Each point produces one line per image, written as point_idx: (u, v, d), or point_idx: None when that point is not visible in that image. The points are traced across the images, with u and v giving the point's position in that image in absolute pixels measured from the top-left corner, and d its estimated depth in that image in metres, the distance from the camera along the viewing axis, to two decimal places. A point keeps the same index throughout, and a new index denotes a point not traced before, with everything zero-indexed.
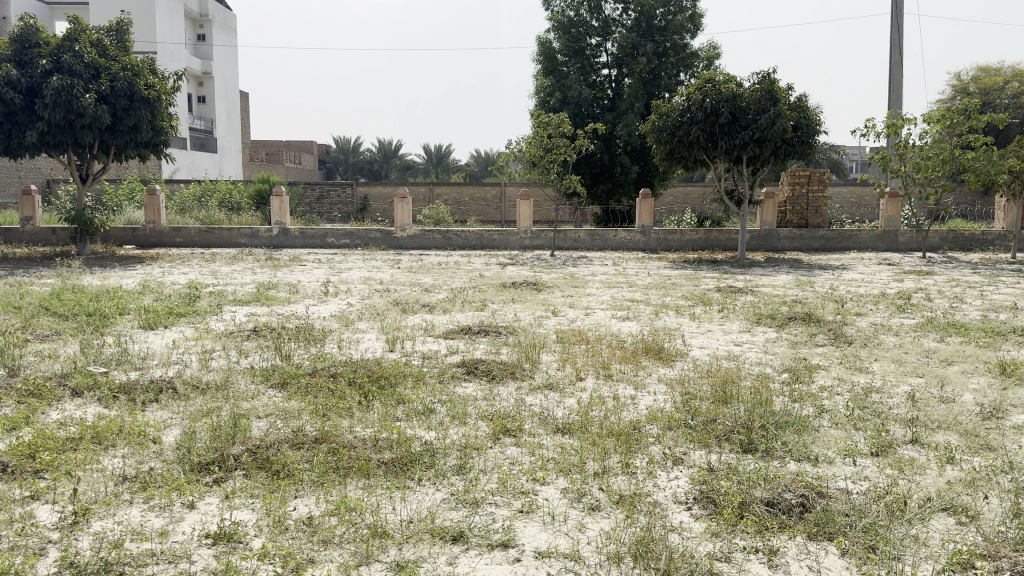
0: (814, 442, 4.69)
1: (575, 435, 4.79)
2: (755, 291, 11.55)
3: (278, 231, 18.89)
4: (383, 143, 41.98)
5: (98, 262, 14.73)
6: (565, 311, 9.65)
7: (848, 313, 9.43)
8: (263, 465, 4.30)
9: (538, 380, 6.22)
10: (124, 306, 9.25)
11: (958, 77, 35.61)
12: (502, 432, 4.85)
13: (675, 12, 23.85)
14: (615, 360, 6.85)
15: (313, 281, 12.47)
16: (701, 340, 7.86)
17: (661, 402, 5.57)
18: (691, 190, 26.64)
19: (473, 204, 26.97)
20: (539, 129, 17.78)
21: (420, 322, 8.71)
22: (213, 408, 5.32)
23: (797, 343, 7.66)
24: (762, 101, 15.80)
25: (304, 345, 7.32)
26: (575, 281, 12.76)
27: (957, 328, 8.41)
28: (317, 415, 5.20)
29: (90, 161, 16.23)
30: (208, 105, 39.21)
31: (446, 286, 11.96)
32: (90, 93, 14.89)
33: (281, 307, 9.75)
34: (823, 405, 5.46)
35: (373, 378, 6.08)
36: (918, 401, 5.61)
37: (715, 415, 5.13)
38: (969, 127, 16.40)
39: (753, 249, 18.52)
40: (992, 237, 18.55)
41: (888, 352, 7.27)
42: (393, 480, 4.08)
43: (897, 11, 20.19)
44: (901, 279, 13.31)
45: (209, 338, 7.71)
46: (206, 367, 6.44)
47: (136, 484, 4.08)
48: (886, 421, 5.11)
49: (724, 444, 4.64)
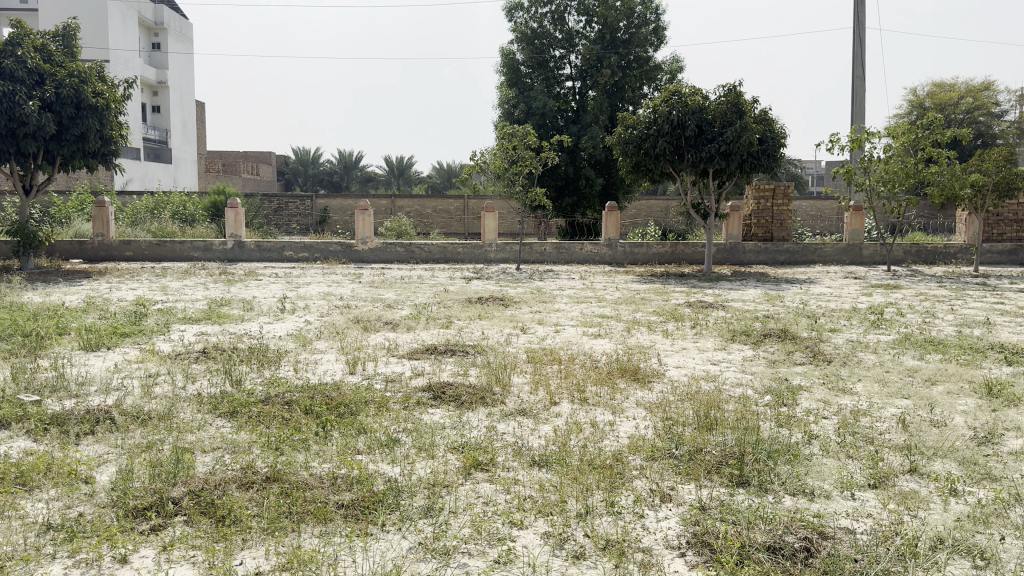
0: (808, 474, 4.38)
1: (552, 469, 4.40)
2: (726, 306, 11.33)
3: (234, 244, 18.26)
4: (343, 154, 41.38)
5: (42, 277, 14.02)
6: (535, 328, 9.28)
7: (824, 329, 9.21)
8: (207, 510, 3.85)
9: (510, 405, 5.82)
10: (64, 326, 8.68)
11: (914, 92, 36.26)
12: (473, 465, 4.45)
13: (638, 24, 23.77)
14: (590, 382, 6.48)
15: (269, 297, 11.97)
16: (676, 359, 7.54)
17: (642, 429, 5.22)
18: (655, 203, 26.52)
19: (436, 217, 26.56)
20: (503, 140, 17.42)
21: (383, 341, 8.26)
22: (154, 442, 4.85)
23: (775, 362, 7.39)
24: (728, 114, 15.69)
25: (258, 368, 6.84)
26: (542, 296, 12.42)
27: (936, 345, 8.22)
28: (270, 450, 4.76)
29: (34, 172, 15.47)
30: (163, 114, 38.28)
31: (409, 302, 11.54)
32: (33, 100, 14.21)
33: (234, 326, 9.25)
34: (812, 431, 5.15)
35: (331, 406, 5.62)
36: (909, 425, 5.34)
37: (702, 444, 4.79)
38: (932, 141, 16.53)
39: (719, 262, 18.35)
40: (954, 250, 18.64)
41: (870, 371, 7.03)
42: (353, 527, 3.67)
43: (859, 27, 20.32)
44: (870, 293, 13.23)
45: (154, 360, 7.20)
46: (149, 394, 5.93)
47: (61, 535, 3.62)
48: (881, 449, 4.80)
49: (713, 477, 4.30)
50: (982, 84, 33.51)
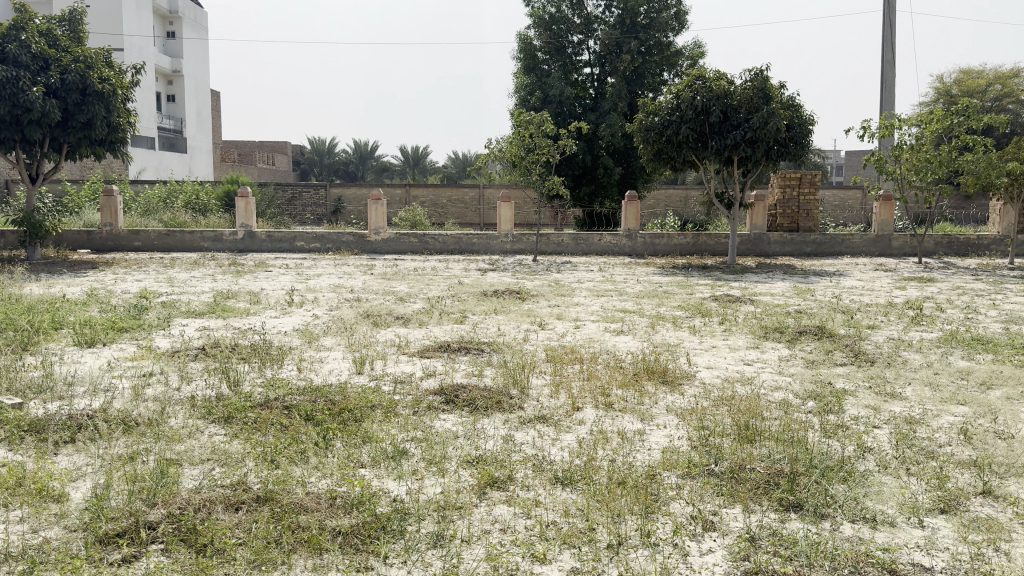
0: (867, 496, 3.88)
1: (577, 488, 3.92)
2: (754, 300, 10.78)
3: (244, 234, 17.85)
4: (358, 144, 41.04)
5: (46, 269, 13.65)
6: (553, 324, 8.77)
7: (862, 326, 8.65)
8: (187, 537, 3.40)
9: (528, 411, 5.34)
10: (61, 321, 8.27)
11: (941, 79, 35.30)
12: (489, 483, 3.97)
13: (659, 9, 23.14)
14: (616, 384, 5.98)
15: (278, 289, 11.53)
16: (707, 358, 7.02)
17: (675, 440, 4.72)
18: (674, 192, 25.88)
19: (451, 206, 26.08)
20: (519, 128, 16.84)
21: (393, 338, 7.78)
22: (136, 454, 4.39)
23: (815, 362, 6.86)
24: (754, 99, 15.07)
25: (258, 368, 6.39)
26: (560, 289, 11.90)
27: (985, 344, 7.67)
28: (264, 462, 4.30)
29: (40, 160, 15.10)
30: (178, 103, 37.99)
31: (422, 295, 11.06)
32: (38, 86, 13.83)
33: (237, 320, 8.81)
34: (866, 444, 4.63)
35: (334, 411, 5.16)
36: (972, 437, 4.80)
37: (745, 459, 4.27)
38: (966, 128, 15.82)
39: (743, 253, 17.77)
40: (987, 242, 17.93)
41: (918, 373, 6.49)
42: (352, 559, 3.21)
43: (888, 9, 19.60)
44: (904, 286, 12.64)
45: (151, 358, 6.77)
46: (139, 397, 5.50)
47: (19, 566, 3.17)
48: (946, 466, 4.29)
49: (761, 501, 3.80)
50: (1011, 71, 32.71)
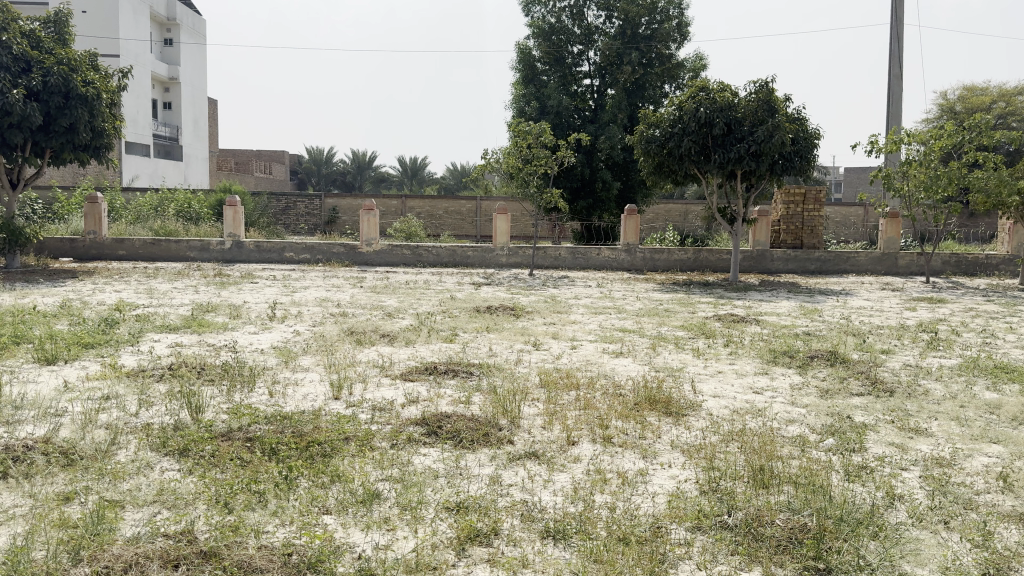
0: (904, 556, 3.38)
1: (571, 545, 3.40)
2: (759, 320, 10.28)
3: (232, 244, 17.33)
4: (357, 154, 40.63)
5: (24, 277, 13.14)
6: (548, 344, 8.26)
7: (875, 351, 8.15)
8: None
9: (519, 446, 4.82)
10: (24, 335, 7.75)
11: (945, 95, 35.16)
12: (471, 537, 3.45)
13: (661, 20, 22.77)
14: (615, 415, 5.46)
15: (261, 303, 11.01)
16: (713, 386, 6.52)
17: (682, 483, 4.19)
18: (674, 207, 25.50)
19: (447, 218, 25.58)
20: (518, 138, 16.36)
21: (376, 358, 7.27)
22: (72, 495, 3.87)
23: (829, 392, 6.34)
24: (758, 111, 14.62)
25: (226, 391, 5.87)
26: (557, 306, 11.41)
27: (1009, 372, 7.18)
28: (215, 507, 3.77)
29: (21, 165, 14.59)
30: (174, 111, 37.58)
31: (412, 310, 10.56)
32: (18, 88, 13.33)
33: (213, 336, 8.30)
34: (897, 491, 4.12)
35: (303, 445, 4.63)
36: (1013, 483, 4.29)
37: (763, 511, 3.76)
38: (976, 145, 15.38)
39: (745, 270, 17.31)
40: (996, 261, 17.49)
41: (943, 406, 5.96)
42: None
43: (896, 22, 19.23)
44: (914, 307, 12.15)
45: (111, 377, 6.26)
46: (88, 425, 4.98)
47: None
48: (989, 519, 3.78)
49: (784, 564, 3.30)
50: (1015, 89, 32.46)
